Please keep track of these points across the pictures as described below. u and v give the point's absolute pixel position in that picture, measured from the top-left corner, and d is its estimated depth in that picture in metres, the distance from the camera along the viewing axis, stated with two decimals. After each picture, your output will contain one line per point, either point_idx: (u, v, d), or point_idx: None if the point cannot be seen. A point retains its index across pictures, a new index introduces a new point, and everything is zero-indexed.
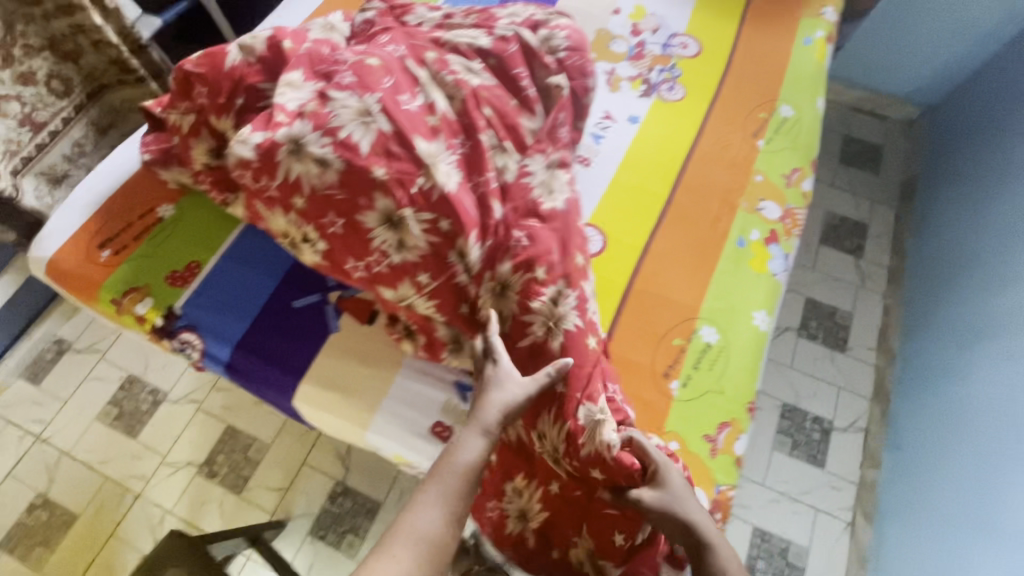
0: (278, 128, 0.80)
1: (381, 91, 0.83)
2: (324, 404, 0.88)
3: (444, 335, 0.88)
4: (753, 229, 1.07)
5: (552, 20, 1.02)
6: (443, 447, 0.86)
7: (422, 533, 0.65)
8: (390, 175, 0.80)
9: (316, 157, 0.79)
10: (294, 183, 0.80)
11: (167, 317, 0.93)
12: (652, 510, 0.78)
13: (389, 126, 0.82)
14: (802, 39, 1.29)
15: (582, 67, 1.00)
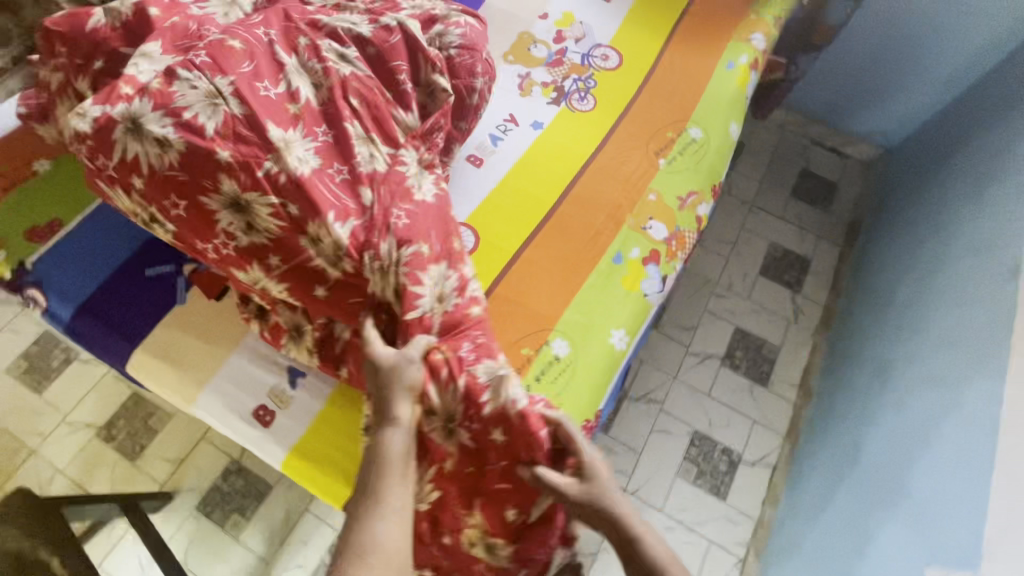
0: (119, 104, 0.73)
1: (236, 75, 0.78)
2: (154, 375, 0.87)
3: (285, 321, 0.84)
4: (635, 246, 1.06)
5: (451, 17, 1.00)
6: (264, 432, 0.84)
7: (383, 553, 0.65)
8: (235, 156, 0.74)
9: (156, 137, 0.73)
10: (132, 162, 0.74)
11: (18, 272, 0.92)
12: (580, 501, 0.76)
13: (239, 108, 0.76)
14: (726, 63, 1.27)
15: (470, 67, 0.96)
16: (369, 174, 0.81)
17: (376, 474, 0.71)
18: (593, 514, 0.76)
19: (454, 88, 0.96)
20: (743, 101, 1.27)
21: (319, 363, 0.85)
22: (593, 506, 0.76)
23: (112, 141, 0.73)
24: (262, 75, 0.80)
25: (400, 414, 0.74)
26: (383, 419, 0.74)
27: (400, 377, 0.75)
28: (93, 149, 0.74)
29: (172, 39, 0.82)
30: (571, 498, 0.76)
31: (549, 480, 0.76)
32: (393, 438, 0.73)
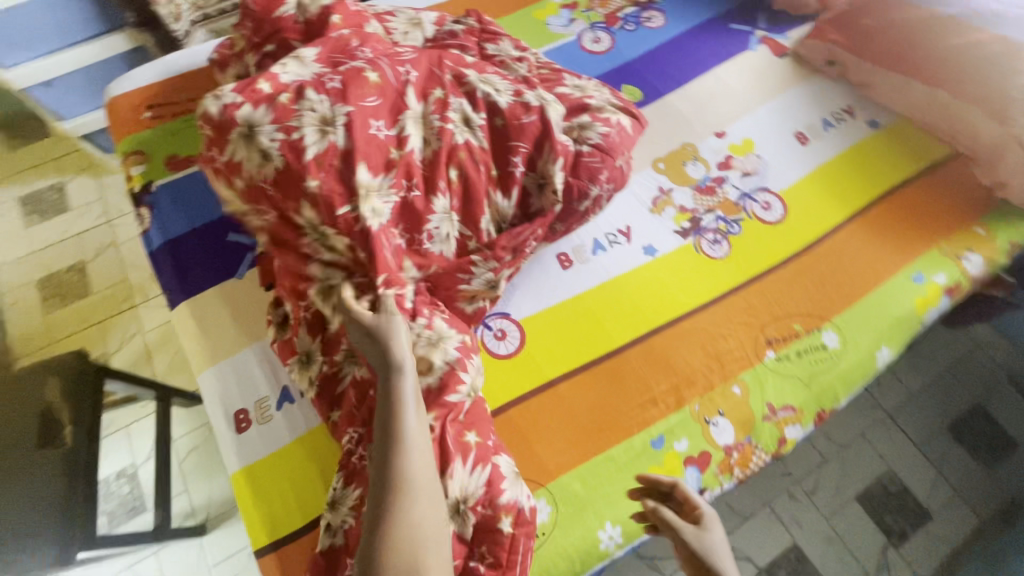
0: (246, 104, 0.75)
1: (356, 107, 0.77)
2: (182, 331, 0.92)
3: (298, 344, 0.84)
4: (684, 438, 0.88)
5: (604, 112, 0.93)
6: (233, 436, 0.84)
7: (423, 490, 0.61)
8: (320, 190, 0.74)
9: (262, 148, 0.74)
10: (234, 163, 0.76)
11: (144, 187, 1.03)
12: (693, 560, 0.70)
13: (341, 143, 0.76)
14: (913, 272, 1.02)
15: (594, 171, 0.88)
16: (431, 252, 0.82)
17: (384, 417, 0.65)
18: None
19: (566, 187, 0.88)
20: (916, 326, 1.00)
21: (313, 397, 0.82)
22: (715, 575, 0.68)
23: (227, 136, 0.75)
24: (376, 112, 0.79)
25: (398, 355, 0.68)
26: (384, 365, 0.68)
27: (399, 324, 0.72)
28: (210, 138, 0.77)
29: (330, 50, 0.84)
30: (693, 554, 0.70)
31: (666, 518, 0.73)
32: (401, 384, 0.67)
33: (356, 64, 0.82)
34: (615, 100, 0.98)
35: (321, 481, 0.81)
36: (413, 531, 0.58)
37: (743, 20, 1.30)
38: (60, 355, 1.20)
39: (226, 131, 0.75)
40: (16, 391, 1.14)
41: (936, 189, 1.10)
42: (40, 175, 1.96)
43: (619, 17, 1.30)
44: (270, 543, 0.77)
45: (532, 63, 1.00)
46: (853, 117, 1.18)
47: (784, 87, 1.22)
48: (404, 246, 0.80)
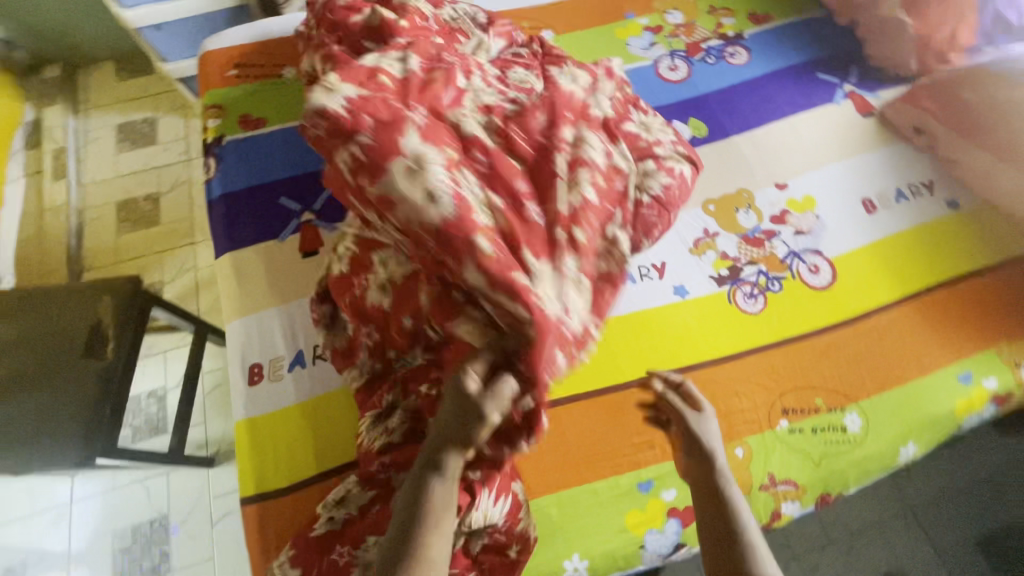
0: (414, 132, 0.66)
1: (510, 192, 0.69)
2: (222, 279, 0.98)
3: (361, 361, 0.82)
4: (673, 488, 0.86)
5: (667, 159, 0.86)
6: (245, 387, 0.89)
7: None
8: (495, 258, 0.63)
9: (430, 187, 0.63)
10: (389, 198, 0.64)
11: (215, 140, 1.10)
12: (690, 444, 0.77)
13: (498, 201, 0.68)
14: (960, 371, 0.95)
15: (649, 226, 0.81)
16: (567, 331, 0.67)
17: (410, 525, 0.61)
18: (697, 461, 0.76)
19: None
20: (951, 429, 0.93)
21: (356, 387, 0.83)
22: (707, 463, 0.76)
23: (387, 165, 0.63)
24: (518, 166, 0.71)
25: (447, 464, 0.62)
26: (430, 466, 0.62)
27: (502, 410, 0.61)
28: (356, 166, 0.65)
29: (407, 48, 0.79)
30: (691, 438, 0.77)
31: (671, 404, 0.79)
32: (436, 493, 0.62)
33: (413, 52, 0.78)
34: (680, 145, 0.90)
35: (314, 449, 0.85)
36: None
37: (832, 70, 1.24)
38: (116, 278, 1.30)
39: (382, 160, 0.64)
40: (75, 302, 1.25)
41: (1007, 287, 1.02)
42: (138, 107, 2.13)
43: (701, 47, 1.27)
44: (256, 494, 0.82)
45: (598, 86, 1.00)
46: (931, 193, 1.10)
47: (861, 148, 1.15)
48: (563, 331, 0.66)
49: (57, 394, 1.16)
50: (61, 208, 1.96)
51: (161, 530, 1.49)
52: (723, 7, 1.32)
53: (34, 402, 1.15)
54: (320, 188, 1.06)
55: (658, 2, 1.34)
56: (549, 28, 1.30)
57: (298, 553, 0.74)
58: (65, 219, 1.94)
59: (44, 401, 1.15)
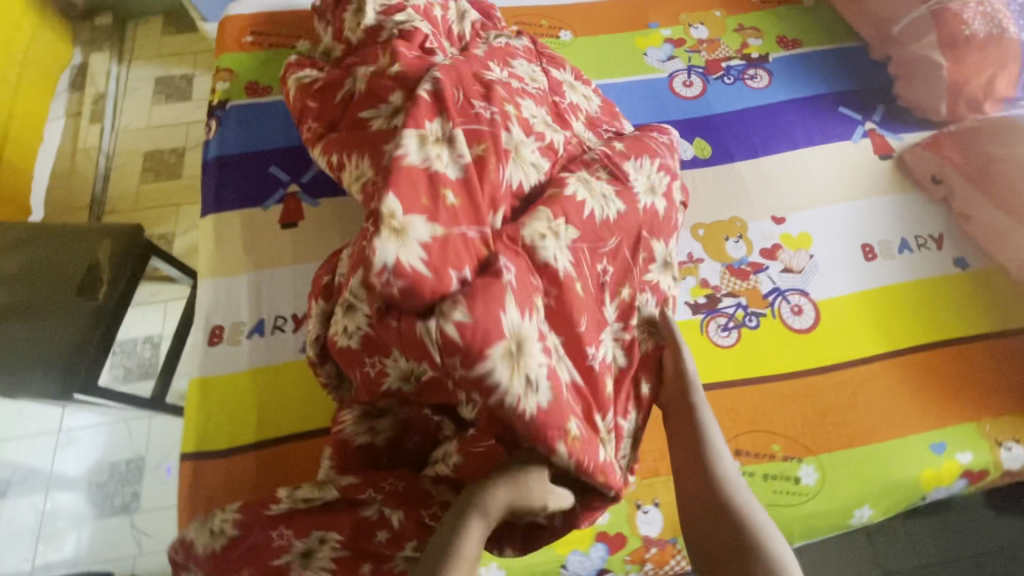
0: (512, 304, 0.60)
1: (573, 333, 0.67)
2: (203, 239, 1.01)
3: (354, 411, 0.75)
4: (607, 511, 0.85)
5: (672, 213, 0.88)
6: (203, 347, 0.91)
7: None
8: (581, 438, 0.63)
9: (529, 372, 0.59)
10: (487, 385, 0.57)
11: (220, 102, 1.13)
12: (676, 402, 0.76)
13: (559, 341, 0.67)
14: (933, 440, 0.89)
15: None
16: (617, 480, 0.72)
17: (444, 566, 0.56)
18: (680, 411, 0.75)
19: None
20: (914, 498, 0.88)
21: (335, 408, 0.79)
22: (691, 414, 0.74)
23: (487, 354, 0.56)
24: (581, 295, 0.69)
25: (493, 513, 0.61)
26: (476, 511, 0.60)
27: (518, 485, 0.63)
28: (445, 344, 0.57)
29: (430, 113, 0.71)
30: (678, 394, 0.76)
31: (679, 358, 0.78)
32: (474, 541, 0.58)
33: (461, 69, 0.79)
34: (683, 196, 0.90)
35: (257, 417, 0.86)
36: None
37: (856, 105, 1.18)
38: (122, 224, 1.35)
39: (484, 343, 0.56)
40: (78, 241, 1.30)
41: (1002, 359, 0.95)
42: (179, 63, 2.20)
43: (721, 66, 1.23)
44: (194, 452, 0.84)
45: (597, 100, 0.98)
46: (939, 248, 1.04)
47: (872, 191, 1.09)
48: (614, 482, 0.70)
49: (47, 325, 1.20)
50: (92, 150, 2.03)
51: (135, 471, 1.52)
52: (751, 27, 1.27)
53: (25, 330, 1.20)
54: (310, 162, 1.07)
55: (684, 15, 1.30)
56: (568, 29, 1.28)
57: (245, 520, 0.69)
58: (94, 160, 2.01)
59: (33, 330, 1.20)
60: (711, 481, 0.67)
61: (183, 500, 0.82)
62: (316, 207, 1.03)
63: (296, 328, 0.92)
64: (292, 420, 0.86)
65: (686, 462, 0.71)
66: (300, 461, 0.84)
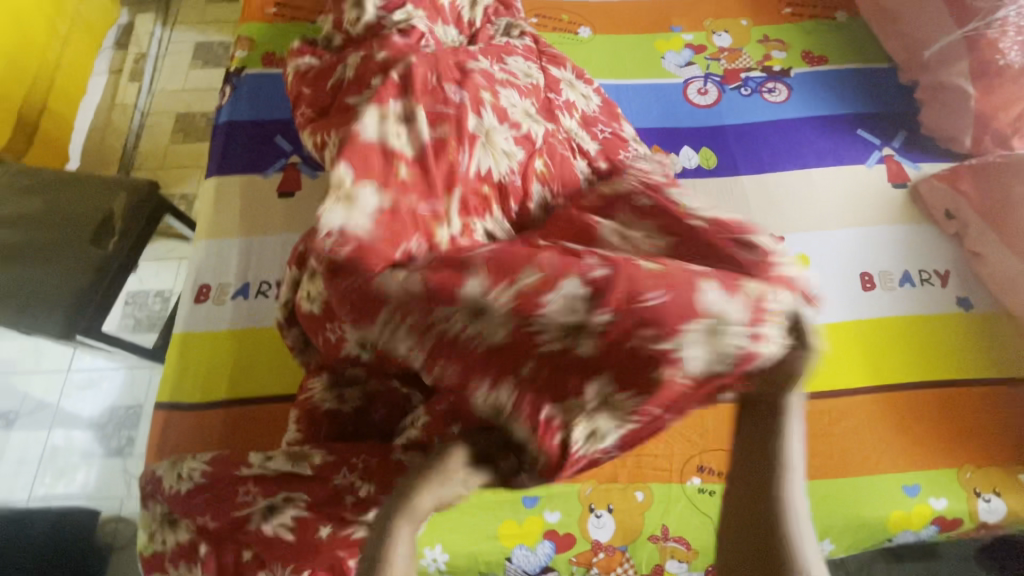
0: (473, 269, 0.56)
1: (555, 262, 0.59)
2: (203, 200, 1.04)
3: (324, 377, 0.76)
4: (558, 510, 0.85)
5: None
6: (189, 303, 0.94)
7: None
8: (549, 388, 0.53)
9: (476, 314, 0.55)
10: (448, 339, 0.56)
11: (237, 69, 1.16)
12: (763, 415, 0.54)
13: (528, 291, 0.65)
14: (907, 481, 0.86)
15: None
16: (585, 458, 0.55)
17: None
18: (761, 436, 0.54)
19: None
20: (879, 539, 0.85)
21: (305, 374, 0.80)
22: (768, 440, 0.53)
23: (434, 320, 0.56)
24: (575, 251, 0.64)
25: (421, 509, 0.51)
26: (404, 512, 0.50)
27: (438, 487, 0.52)
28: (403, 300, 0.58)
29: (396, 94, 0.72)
30: (756, 403, 0.55)
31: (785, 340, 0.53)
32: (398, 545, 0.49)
33: (444, 57, 0.79)
34: None
35: (229, 376, 0.88)
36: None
37: (876, 129, 1.13)
38: (141, 180, 1.40)
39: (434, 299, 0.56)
40: (97, 192, 1.36)
41: (994, 408, 0.91)
42: (220, 30, 2.26)
43: (740, 77, 1.20)
44: (166, 402, 0.87)
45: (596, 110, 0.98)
46: (943, 285, 1.00)
47: (879, 219, 1.05)
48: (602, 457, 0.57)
49: (58, 267, 1.26)
50: (129, 107, 2.11)
51: (134, 417, 1.58)
52: (777, 39, 1.24)
53: (37, 269, 1.26)
54: None
55: (709, 21, 1.27)
56: (588, 27, 1.27)
57: (215, 471, 0.70)
58: (130, 116, 2.09)
59: (46, 271, 1.26)
60: (771, 542, 0.48)
61: (152, 446, 0.85)
62: (314, 180, 1.05)
63: (278, 294, 0.95)
64: (262, 382, 0.88)
65: (736, 491, 0.52)
66: (262, 423, 0.86)
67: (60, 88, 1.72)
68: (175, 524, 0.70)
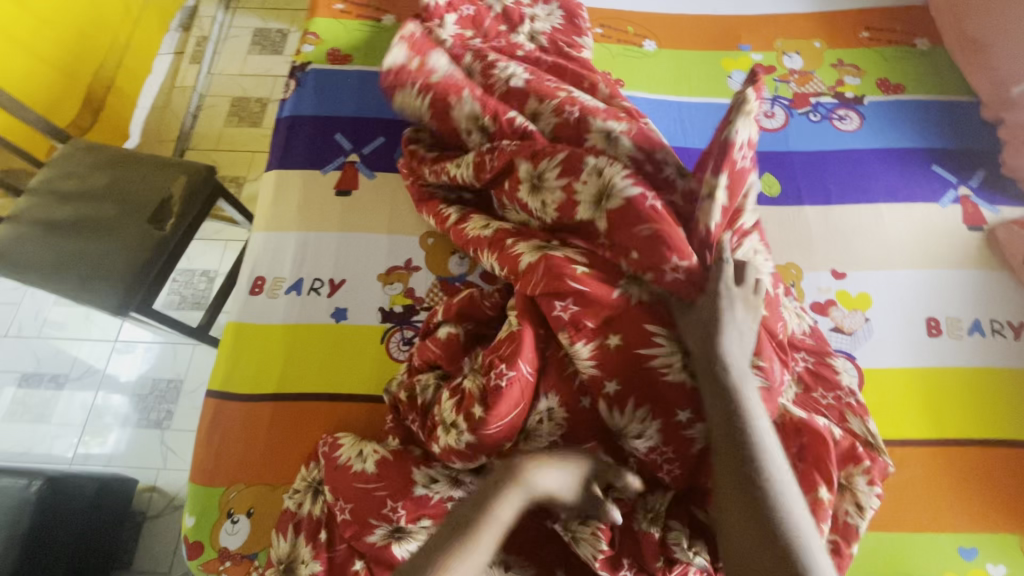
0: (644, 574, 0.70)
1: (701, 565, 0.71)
2: (264, 192, 1.06)
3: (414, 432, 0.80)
4: None
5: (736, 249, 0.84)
6: (245, 294, 0.96)
7: None
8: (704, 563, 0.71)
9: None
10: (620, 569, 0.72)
11: (302, 64, 1.17)
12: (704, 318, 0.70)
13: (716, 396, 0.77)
14: (963, 544, 0.82)
15: None
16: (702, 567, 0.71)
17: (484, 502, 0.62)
18: (705, 337, 0.69)
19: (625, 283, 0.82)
20: None
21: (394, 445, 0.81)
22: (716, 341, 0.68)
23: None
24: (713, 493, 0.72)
25: (536, 480, 0.65)
26: (513, 471, 0.65)
27: (549, 471, 0.66)
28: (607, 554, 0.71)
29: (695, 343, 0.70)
30: (716, 378, 0.66)
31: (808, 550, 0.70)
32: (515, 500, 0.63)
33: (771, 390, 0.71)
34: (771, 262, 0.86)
35: (280, 367, 0.90)
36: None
37: (952, 165, 1.08)
38: (200, 165, 1.43)
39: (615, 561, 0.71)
40: (157, 174, 1.40)
41: None
42: (278, 17, 2.30)
43: (809, 101, 1.15)
44: (218, 390, 0.89)
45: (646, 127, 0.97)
46: (1016, 338, 0.94)
47: (949, 263, 1.00)
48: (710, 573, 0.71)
49: (117, 245, 1.30)
50: (188, 88, 2.16)
51: (173, 392, 1.63)
52: (852, 64, 1.19)
53: (98, 246, 1.30)
54: (374, 135, 1.10)
55: (780, 41, 1.23)
56: (654, 40, 1.24)
57: (338, 455, 0.79)
58: (188, 98, 2.14)
59: (105, 248, 1.30)
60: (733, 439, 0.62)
61: (201, 434, 0.87)
62: (371, 180, 1.05)
63: (330, 293, 0.96)
64: (310, 380, 0.89)
65: (731, 486, 0.60)
66: (309, 420, 0.87)
67: (127, 67, 1.78)
68: (319, 493, 0.79)
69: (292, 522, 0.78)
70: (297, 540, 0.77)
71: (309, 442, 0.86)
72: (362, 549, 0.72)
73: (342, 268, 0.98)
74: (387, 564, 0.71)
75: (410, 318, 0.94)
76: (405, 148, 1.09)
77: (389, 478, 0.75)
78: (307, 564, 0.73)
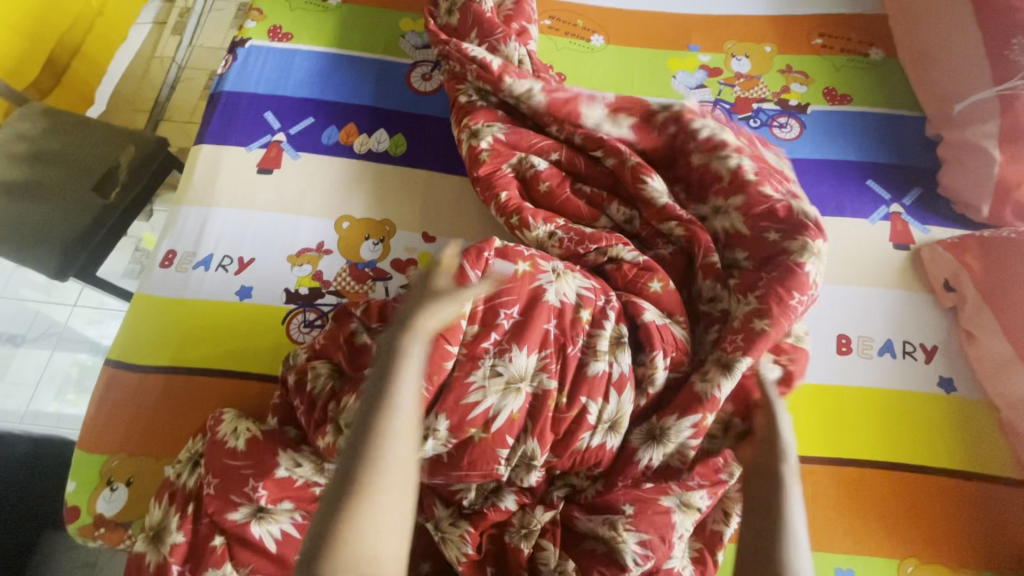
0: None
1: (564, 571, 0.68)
2: (188, 165, 1.06)
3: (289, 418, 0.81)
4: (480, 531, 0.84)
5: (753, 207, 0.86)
6: (157, 264, 0.97)
7: (390, 476, 0.49)
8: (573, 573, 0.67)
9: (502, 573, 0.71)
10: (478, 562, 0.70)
11: (243, 40, 1.17)
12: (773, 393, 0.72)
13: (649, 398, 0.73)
14: (841, 565, 0.81)
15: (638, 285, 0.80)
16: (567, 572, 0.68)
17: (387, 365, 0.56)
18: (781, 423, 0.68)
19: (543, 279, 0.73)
20: None
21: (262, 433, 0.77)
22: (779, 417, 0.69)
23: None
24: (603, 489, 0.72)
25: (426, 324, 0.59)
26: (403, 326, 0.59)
27: (434, 311, 0.60)
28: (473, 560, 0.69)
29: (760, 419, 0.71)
30: None
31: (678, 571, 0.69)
32: (409, 349, 0.57)
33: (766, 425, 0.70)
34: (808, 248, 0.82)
35: (182, 337, 0.91)
36: (370, 524, 0.46)
37: (888, 181, 1.05)
38: (150, 137, 1.44)
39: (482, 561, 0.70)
40: (107, 142, 1.40)
41: (956, 503, 0.84)
42: None
43: (751, 107, 1.13)
44: (118, 359, 0.90)
45: (564, 125, 0.98)
46: (926, 361, 0.92)
47: (871, 281, 0.98)
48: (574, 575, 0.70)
49: (61, 209, 1.31)
50: (168, 59, 2.01)
51: None
52: (800, 71, 1.16)
53: (40, 210, 1.31)
54: (303, 115, 1.09)
55: (730, 43, 1.20)
56: (603, 35, 1.22)
57: (213, 434, 0.78)
58: (166, 69, 1.98)
59: (47, 213, 1.31)
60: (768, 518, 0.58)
61: (97, 401, 0.87)
62: (294, 160, 1.05)
63: (238, 270, 0.96)
64: (207, 355, 0.90)
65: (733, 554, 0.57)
66: (202, 394, 0.87)
67: (96, 34, 1.78)
68: (198, 467, 0.78)
69: (166, 494, 0.77)
70: (169, 509, 0.75)
71: (199, 416, 0.86)
72: (224, 526, 0.71)
73: (253, 246, 0.98)
74: (248, 542, 0.71)
75: (315, 301, 0.94)
76: (334, 130, 1.09)
77: (248, 453, 0.75)
78: (171, 535, 0.73)
